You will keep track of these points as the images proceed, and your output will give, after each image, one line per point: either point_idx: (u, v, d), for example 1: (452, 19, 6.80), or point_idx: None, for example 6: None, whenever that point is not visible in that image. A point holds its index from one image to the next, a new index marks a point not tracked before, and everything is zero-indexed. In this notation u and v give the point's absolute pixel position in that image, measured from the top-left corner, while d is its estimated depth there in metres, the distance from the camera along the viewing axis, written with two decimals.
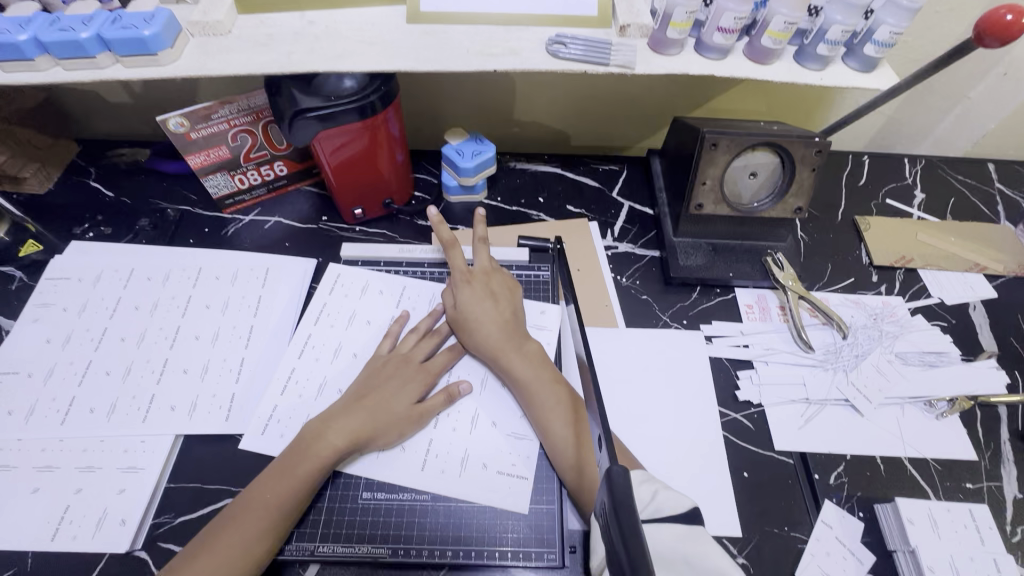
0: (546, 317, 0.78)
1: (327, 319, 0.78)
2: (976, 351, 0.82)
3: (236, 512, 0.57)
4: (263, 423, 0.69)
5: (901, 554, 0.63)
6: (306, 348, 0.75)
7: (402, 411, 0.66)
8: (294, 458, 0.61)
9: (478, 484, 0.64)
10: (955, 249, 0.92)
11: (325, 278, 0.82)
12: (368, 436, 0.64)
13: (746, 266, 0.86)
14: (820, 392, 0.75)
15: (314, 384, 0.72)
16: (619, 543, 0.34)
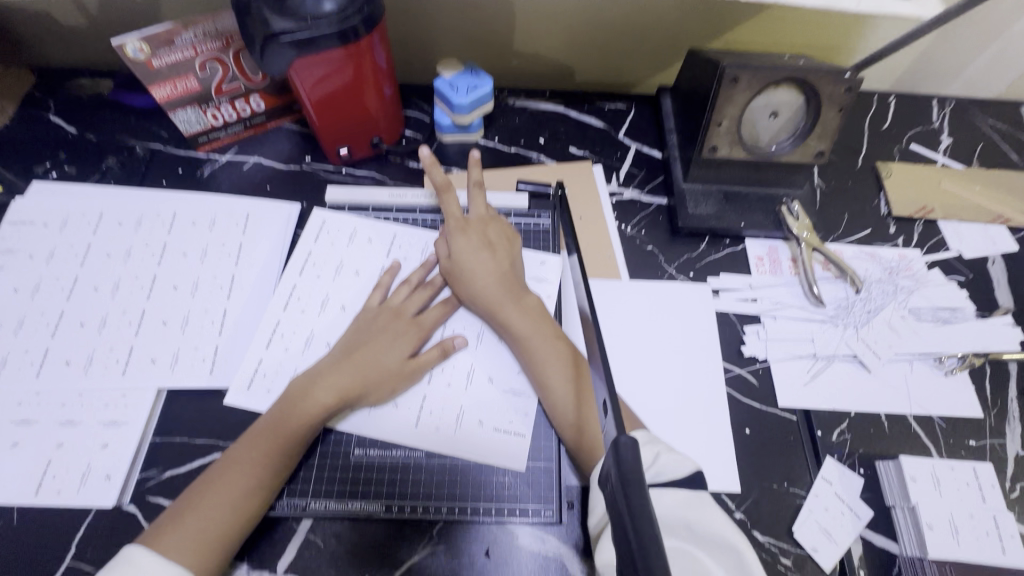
0: (545, 269, 0.74)
1: (313, 268, 0.73)
2: (992, 307, 0.78)
3: (223, 470, 0.56)
4: (249, 377, 0.66)
5: (899, 510, 0.62)
6: (292, 299, 0.71)
7: (393, 367, 0.63)
8: (281, 415, 0.59)
9: (474, 441, 0.62)
10: (979, 199, 0.87)
11: (310, 224, 0.76)
12: (357, 394, 0.61)
13: (758, 215, 0.81)
14: (828, 348, 0.73)
15: (301, 337, 0.69)
16: (626, 521, 0.31)
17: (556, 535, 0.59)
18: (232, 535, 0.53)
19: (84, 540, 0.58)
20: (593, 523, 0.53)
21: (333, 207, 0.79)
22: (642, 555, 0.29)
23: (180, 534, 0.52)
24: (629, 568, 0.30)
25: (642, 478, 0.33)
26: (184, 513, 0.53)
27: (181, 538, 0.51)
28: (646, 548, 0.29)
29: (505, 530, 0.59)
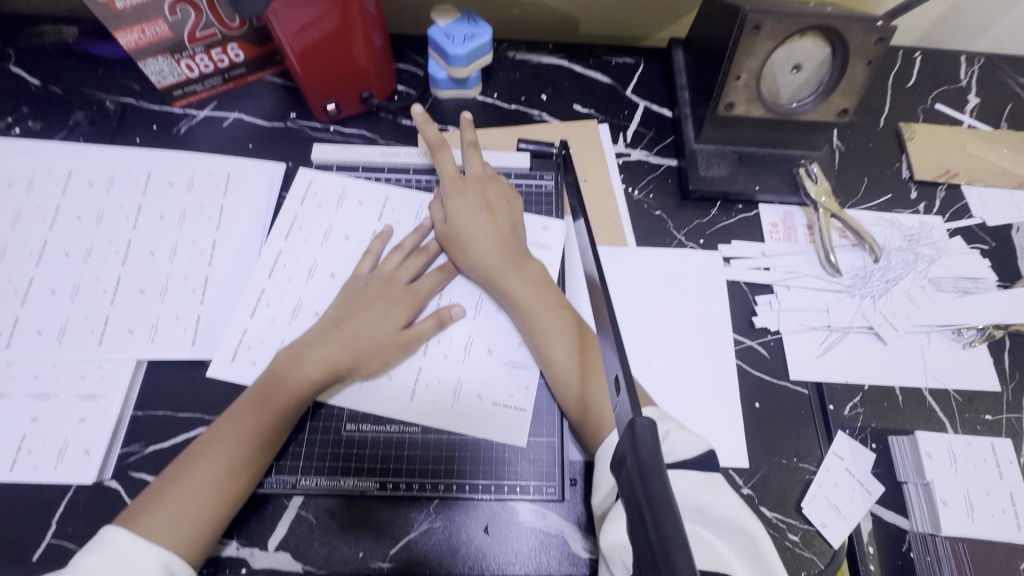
0: (549, 235, 0.69)
1: (300, 233, 0.69)
2: (1014, 278, 0.75)
3: (206, 447, 0.53)
4: (233, 348, 0.62)
5: (912, 486, 0.60)
6: (277, 266, 0.67)
7: (386, 338, 0.60)
8: (267, 389, 0.55)
9: (473, 416, 0.59)
10: (1006, 163, 0.82)
11: (296, 186, 0.71)
12: (349, 366, 0.58)
13: (774, 178, 0.76)
14: (843, 320, 0.69)
15: (288, 306, 0.65)
16: (644, 512, 0.28)
17: (558, 512, 0.57)
18: (218, 514, 0.51)
19: (65, 516, 0.56)
20: (598, 501, 0.50)
21: (319, 168, 0.73)
22: (663, 553, 0.26)
23: (162, 514, 0.49)
24: (649, 566, 0.26)
25: (663, 465, 0.29)
26: (167, 492, 0.50)
27: (163, 517, 0.48)
28: (668, 545, 0.26)
29: (505, 507, 0.57)
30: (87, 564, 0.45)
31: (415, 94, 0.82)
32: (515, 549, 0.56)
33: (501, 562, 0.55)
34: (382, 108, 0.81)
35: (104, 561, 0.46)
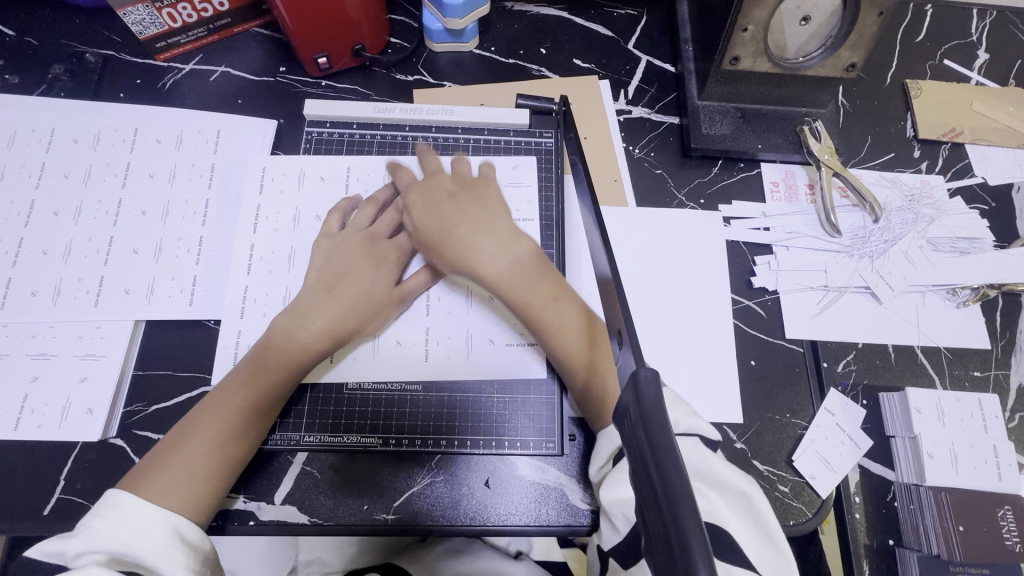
0: (523, 173, 0.67)
1: (273, 187, 0.66)
2: (1011, 238, 0.75)
3: (208, 410, 0.53)
4: (238, 308, 0.61)
5: (900, 440, 0.62)
6: (260, 220, 0.64)
7: (383, 300, 0.59)
8: (268, 354, 0.55)
9: (485, 367, 0.60)
10: (1011, 121, 0.81)
11: (249, 177, 0.66)
12: (347, 332, 0.57)
13: (777, 137, 0.75)
14: (840, 280, 0.69)
15: (282, 257, 0.63)
16: (644, 454, 0.28)
17: (556, 466, 0.59)
18: (224, 475, 0.51)
19: (73, 473, 0.57)
20: (593, 469, 0.52)
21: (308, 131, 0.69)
22: (666, 496, 0.26)
23: (166, 477, 0.49)
24: (651, 507, 0.27)
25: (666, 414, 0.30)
26: (170, 454, 0.50)
27: (168, 479, 0.49)
28: (670, 487, 0.26)
29: (505, 461, 0.59)
30: (97, 526, 0.45)
31: (410, 47, 0.79)
32: (515, 499, 0.58)
33: (502, 513, 0.57)
34: (375, 62, 0.78)
35: (113, 523, 0.45)
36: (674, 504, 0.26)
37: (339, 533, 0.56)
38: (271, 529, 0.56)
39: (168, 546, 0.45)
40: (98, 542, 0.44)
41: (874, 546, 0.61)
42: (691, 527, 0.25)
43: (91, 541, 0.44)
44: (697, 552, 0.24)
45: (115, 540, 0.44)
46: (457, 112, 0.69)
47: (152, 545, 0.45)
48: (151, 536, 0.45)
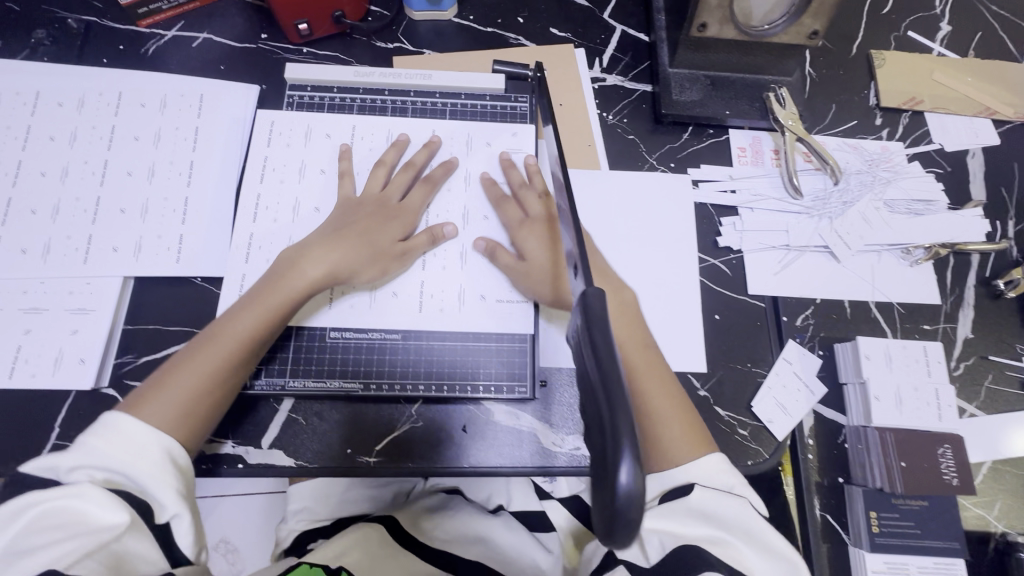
0: (517, 140, 0.71)
1: (281, 139, 0.68)
2: (963, 201, 0.79)
3: (205, 340, 0.55)
4: (243, 251, 0.64)
5: (851, 386, 0.67)
6: (267, 172, 0.67)
7: (383, 248, 0.62)
8: (267, 289, 0.58)
9: (478, 314, 0.64)
10: (969, 91, 0.84)
11: (257, 129, 0.68)
12: (346, 275, 0.60)
13: (744, 103, 0.78)
14: (801, 240, 0.73)
15: (286, 207, 0.65)
16: (586, 355, 0.32)
17: (531, 413, 0.63)
18: (219, 402, 0.54)
19: (67, 420, 0.60)
20: None
21: (290, 95, 0.71)
22: (602, 383, 0.29)
23: (164, 401, 0.51)
24: (589, 394, 0.31)
25: (608, 322, 0.33)
26: (168, 380, 0.53)
27: (165, 403, 0.51)
28: (606, 375, 0.29)
29: (482, 408, 0.63)
30: (92, 444, 0.47)
31: (390, 15, 0.80)
32: (492, 442, 0.62)
33: (479, 454, 0.62)
34: (356, 29, 0.79)
35: (109, 442, 0.48)
36: (607, 387, 0.29)
37: (325, 474, 0.59)
38: (258, 470, 0.59)
39: (160, 470, 0.48)
40: (94, 460, 0.46)
41: (825, 483, 0.66)
42: (617, 401, 0.28)
43: (86, 458, 0.46)
44: (623, 421, 0.28)
45: (111, 458, 0.47)
46: (435, 77, 0.71)
47: (145, 468, 0.47)
48: (145, 458, 0.48)
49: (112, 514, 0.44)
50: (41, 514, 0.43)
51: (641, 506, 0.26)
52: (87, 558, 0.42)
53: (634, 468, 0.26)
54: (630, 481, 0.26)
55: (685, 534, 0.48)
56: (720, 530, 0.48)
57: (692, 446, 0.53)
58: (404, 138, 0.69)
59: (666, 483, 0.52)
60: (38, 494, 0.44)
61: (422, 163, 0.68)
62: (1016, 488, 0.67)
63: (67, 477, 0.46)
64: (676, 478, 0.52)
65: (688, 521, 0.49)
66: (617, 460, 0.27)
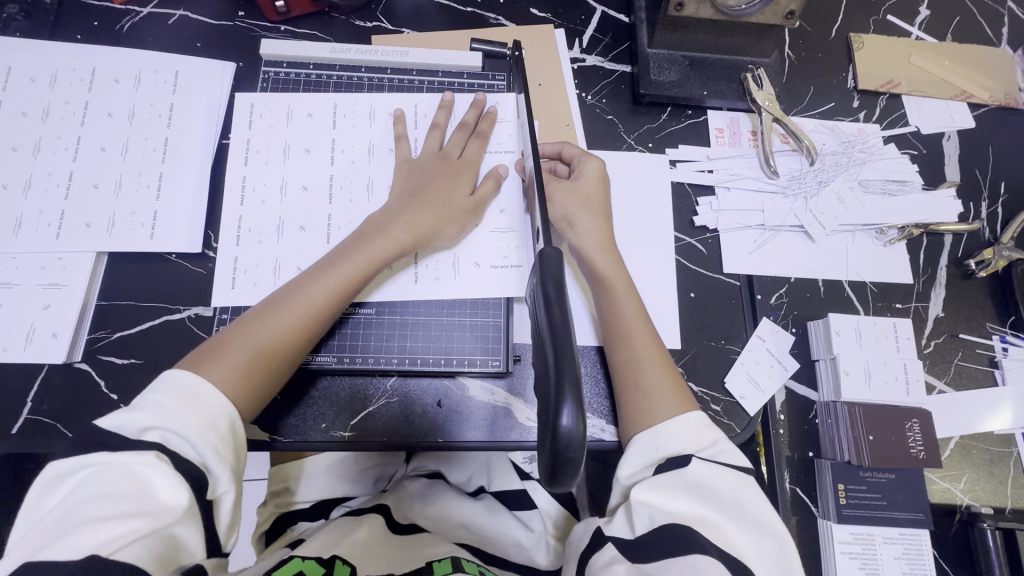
0: (500, 110, 0.70)
1: (263, 121, 0.67)
2: (937, 182, 0.80)
3: (292, 292, 0.55)
4: (234, 235, 0.63)
5: (822, 363, 0.68)
6: (251, 153, 0.66)
7: (458, 205, 0.62)
8: (357, 245, 0.58)
9: (470, 281, 0.63)
10: (945, 74, 0.85)
11: (237, 113, 0.67)
12: (427, 234, 0.60)
13: (722, 84, 0.78)
14: (776, 219, 0.74)
15: (274, 186, 0.65)
16: (540, 311, 0.34)
17: (504, 388, 0.64)
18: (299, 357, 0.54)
19: (40, 394, 0.60)
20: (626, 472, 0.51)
21: (264, 70, 0.70)
22: (551, 332, 0.32)
23: (245, 353, 0.51)
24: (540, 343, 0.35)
25: (562, 279, 0.35)
26: (250, 328, 0.52)
27: (245, 355, 0.51)
28: (554, 327, 0.32)
29: (456, 383, 0.64)
30: (164, 402, 0.45)
31: None
32: (466, 417, 0.63)
33: (452, 428, 0.62)
34: (335, 8, 0.79)
35: (183, 403, 0.46)
36: (557, 343, 0.32)
37: (299, 449, 0.60)
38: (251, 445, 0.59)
39: (224, 445, 0.46)
40: (169, 424, 0.44)
41: (795, 457, 0.67)
42: (564, 358, 0.31)
43: (162, 420, 0.44)
44: (569, 374, 0.31)
45: (185, 426, 0.44)
46: (411, 54, 0.71)
47: (213, 444, 0.45)
48: (214, 431, 0.46)
49: (173, 494, 0.42)
50: (110, 475, 0.42)
51: (580, 447, 0.30)
52: (134, 543, 0.40)
53: (576, 416, 0.30)
54: (571, 427, 0.30)
55: (675, 510, 0.47)
56: (710, 508, 0.47)
57: (677, 399, 0.54)
58: (398, 112, 0.68)
59: (664, 450, 0.51)
60: (110, 455, 0.43)
61: (444, 124, 0.68)
62: (983, 462, 0.68)
63: (136, 440, 0.43)
64: (670, 448, 0.51)
65: (679, 496, 0.47)
66: (561, 408, 0.30)
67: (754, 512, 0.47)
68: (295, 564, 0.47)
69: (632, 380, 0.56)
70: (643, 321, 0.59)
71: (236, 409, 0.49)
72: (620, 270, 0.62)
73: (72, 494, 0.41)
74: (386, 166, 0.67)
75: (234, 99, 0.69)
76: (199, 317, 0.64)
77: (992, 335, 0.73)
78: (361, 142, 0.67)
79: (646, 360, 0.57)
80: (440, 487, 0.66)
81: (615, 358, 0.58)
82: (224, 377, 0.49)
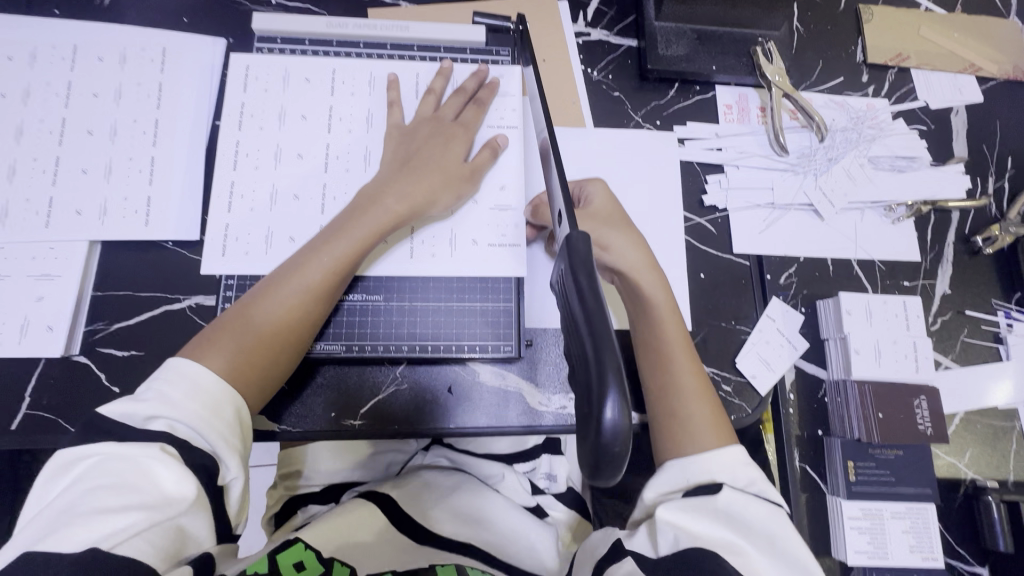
0: (505, 83, 0.68)
1: (258, 84, 0.64)
2: (946, 157, 0.79)
3: (288, 274, 0.53)
4: (226, 202, 0.61)
5: (832, 342, 0.68)
6: (245, 119, 0.63)
7: (454, 172, 0.60)
8: (351, 221, 0.56)
9: (468, 258, 0.62)
10: (953, 46, 0.83)
11: (231, 74, 0.64)
12: (424, 206, 0.58)
13: (730, 58, 0.76)
14: (786, 198, 0.73)
15: (268, 153, 0.62)
16: (573, 299, 0.34)
17: (515, 372, 0.63)
18: (299, 343, 0.53)
19: (38, 389, 0.58)
20: (650, 493, 0.51)
21: (257, 47, 0.66)
22: (586, 317, 0.32)
23: (242, 342, 0.49)
24: (574, 326, 0.34)
25: (591, 264, 0.34)
26: (247, 315, 0.51)
27: (244, 343, 0.49)
28: (590, 314, 0.32)
29: (467, 369, 0.63)
30: (168, 392, 0.44)
31: None
32: (475, 402, 0.62)
33: (462, 415, 0.61)
34: None
35: (187, 393, 0.44)
36: (595, 332, 0.31)
37: (307, 439, 0.59)
38: (256, 435, 0.58)
39: (231, 433, 0.45)
40: (171, 412, 0.42)
41: (804, 436, 0.68)
42: (604, 347, 0.30)
43: (167, 409, 0.42)
44: (609, 363, 0.30)
45: (191, 414, 0.43)
46: (412, 28, 0.68)
47: (221, 431, 0.44)
48: (219, 419, 0.45)
49: (179, 485, 0.41)
50: (114, 466, 0.40)
51: (627, 440, 0.29)
52: (137, 537, 0.38)
53: (621, 409, 0.29)
54: (617, 420, 0.29)
55: (703, 536, 0.46)
56: (741, 536, 0.46)
57: (714, 427, 0.53)
58: (390, 78, 0.66)
59: (691, 475, 0.50)
60: (115, 446, 0.41)
61: (441, 90, 0.65)
62: (986, 436, 0.69)
63: (141, 430, 0.42)
64: (701, 476, 0.50)
65: (709, 522, 0.47)
66: (605, 400, 0.30)
67: (789, 549, 0.46)
68: (298, 551, 0.48)
69: (669, 412, 0.55)
70: (684, 345, 0.58)
71: (241, 397, 0.47)
72: (665, 294, 0.60)
73: (77, 484, 0.40)
74: (382, 137, 0.64)
75: (228, 61, 0.66)
76: (200, 306, 0.62)
77: (998, 311, 0.73)
78: (359, 110, 0.65)
79: (688, 393, 0.55)
80: (463, 476, 0.67)
81: (651, 386, 0.57)
82: (225, 366, 0.47)
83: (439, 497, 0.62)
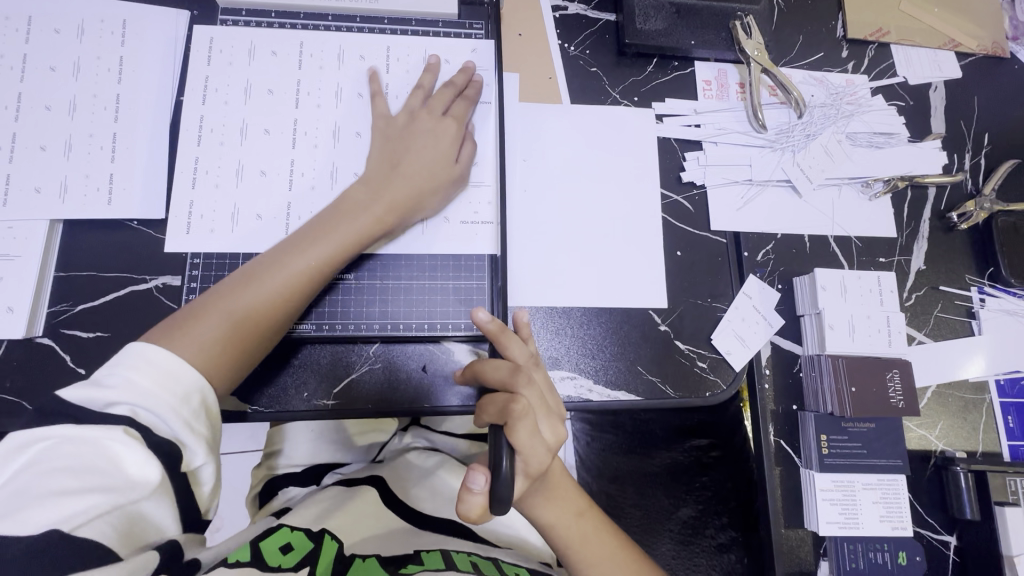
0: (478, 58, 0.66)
1: (222, 57, 0.62)
2: (924, 133, 0.79)
3: (267, 267, 0.52)
4: (190, 178, 0.59)
5: (808, 318, 0.69)
6: (209, 92, 0.61)
7: (435, 162, 0.58)
8: (336, 219, 0.54)
9: (441, 235, 0.61)
10: (934, 22, 0.83)
11: (195, 48, 0.62)
12: (408, 210, 0.57)
13: (710, 33, 0.75)
14: (763, 174, 0.73)
15: (233, 128, 0.61)
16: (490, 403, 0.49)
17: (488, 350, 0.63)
18: (270, 334, 0.52)
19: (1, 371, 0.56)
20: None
21: (221, 19, 0.64)
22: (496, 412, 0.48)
23: (212, 328, 0.48)
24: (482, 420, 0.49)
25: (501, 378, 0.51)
26: (222, 299, 0.50)
27: (215, 330, 0.48)
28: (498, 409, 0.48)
29: (439, 348, 0.62)
30: (133, 377, 0.42)
31: None
32: (448, 380, 0.61)
33: (436, 393, 0.61)
34: None
35: (152, 376, 0.42)
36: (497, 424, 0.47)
37: (278, 418, 0.58)
38: (226, 416, 0.57)
39: (198, 419, 0.44)
40: (139, 399, 0.41)
41: (779, 411, 0.68)
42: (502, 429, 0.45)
43: (130, 394, 0.41)
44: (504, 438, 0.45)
45: (157, 401, 0.42)
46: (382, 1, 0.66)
47: (187, 417, 0.43)
48: (187, 405, 0.43)
49: (143, 470, 0.40)
50: (73, 449, 0.38)
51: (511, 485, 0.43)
52: (98, 520, 0.37)
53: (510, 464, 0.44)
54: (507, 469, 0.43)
55: None
56: None
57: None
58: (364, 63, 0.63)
59: None
60: (75, 427, 0.39)
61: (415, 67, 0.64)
62: (957, 409, 0.70)
63: (107, 413, 0.40)
64: None
65: None
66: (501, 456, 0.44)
67: None
68: (283, 534, 0.48)
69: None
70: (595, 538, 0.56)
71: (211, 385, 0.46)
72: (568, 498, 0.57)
73: (28, 467, 0.37)
74: (352, 114, 0.63)
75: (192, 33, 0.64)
76: (167, 287, 0.61)
77: (971, 286, 0.74)
78: (328, 85, 0.63)
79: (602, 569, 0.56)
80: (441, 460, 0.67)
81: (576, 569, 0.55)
82: (194, 353, 0.46)
83: (416, 479, 0.63)
